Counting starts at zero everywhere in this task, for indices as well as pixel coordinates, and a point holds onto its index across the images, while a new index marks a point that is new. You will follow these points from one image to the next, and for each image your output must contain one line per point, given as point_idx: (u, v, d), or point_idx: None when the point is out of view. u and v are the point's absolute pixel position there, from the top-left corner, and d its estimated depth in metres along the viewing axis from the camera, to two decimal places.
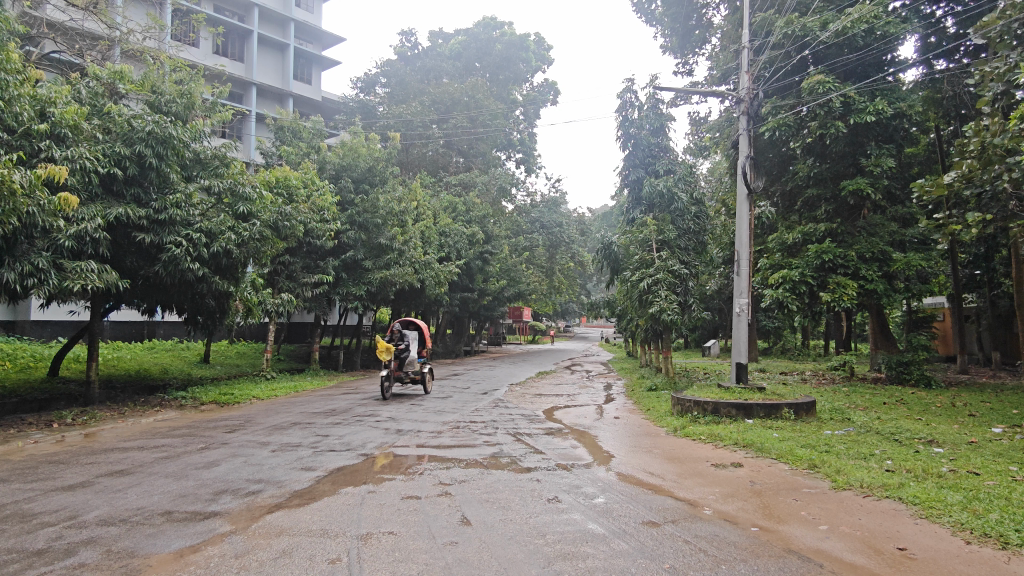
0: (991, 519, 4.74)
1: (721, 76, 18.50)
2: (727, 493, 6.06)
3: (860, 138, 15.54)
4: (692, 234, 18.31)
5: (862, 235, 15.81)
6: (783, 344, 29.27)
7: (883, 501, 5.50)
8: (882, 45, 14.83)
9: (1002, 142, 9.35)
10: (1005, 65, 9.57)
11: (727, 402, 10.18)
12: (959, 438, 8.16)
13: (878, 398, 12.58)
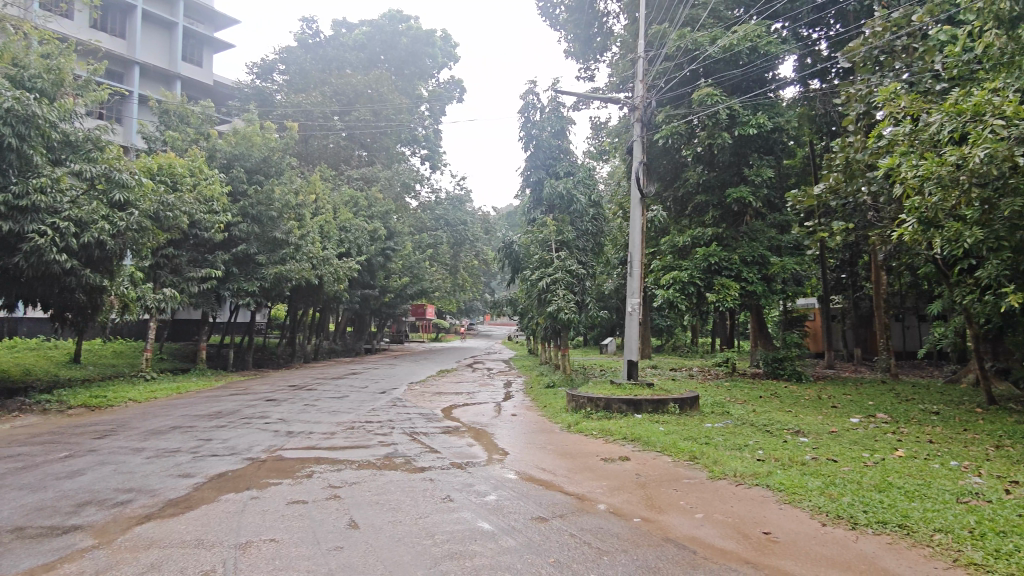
0: (843, 502, 5.20)
1: (619, 83, 19.21)
2: (613, 486, 6.29)
3: (743, 150, 16.54)
4: (591, 235, 18.85)
5: (745, 239, 16.89)
6: (674, 342, 30.71)
7: (752, 489, 5.90)
8: (763, 62, 15.85)
9: (863, 158, 10.30)
10: (866, 88, 10.54)
11: (618, 398, 10.55)
12: (822, 428, 8.91)
13: (756, 392, 13.47)
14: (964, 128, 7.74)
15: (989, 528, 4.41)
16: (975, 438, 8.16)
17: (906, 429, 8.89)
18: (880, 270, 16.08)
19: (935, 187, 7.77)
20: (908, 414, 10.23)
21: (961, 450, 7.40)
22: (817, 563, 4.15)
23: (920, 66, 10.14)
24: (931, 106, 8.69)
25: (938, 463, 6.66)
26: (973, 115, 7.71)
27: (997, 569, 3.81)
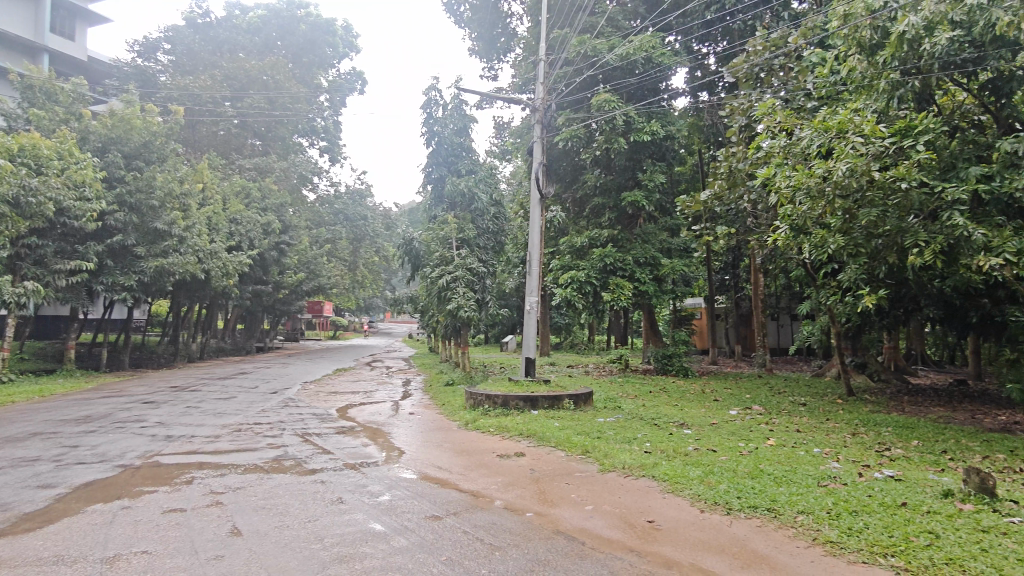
0: (720, 489, 5.54)
1: (522, 85, 19.49)
2: (508, 482, 6.37)
3: (637, 155, 17.21)
4: (491, 234, 18.94)
5: (638, 241, 17.62)
6: (572, 340, 31.49)
7: (639, 480, 6.17)
8: (656, 72, 16.57)
9: (744, 168, 11.03)
10: (748, 102, 11.29)
11: (515, 394, 10.69)
12: (704, 420, 9.47)
13: (646, 387, 14.10)
14: (830, 143, 8.47)
15: (844, 508, 4.86)
16: (836, 426, 8.96)
17: (777, 419, 9.62)
18: (758, 272, 17.27)
19: (805, 197, 8.45)
20: (779, 405, 11.09)
21: (824, 438, 8.10)
22: (695, 548, 4.39)
23: (794, 85, 10.99)
24: (802, 123, 9.44)
25: (804, 451, 7.25)
26: (838, 132, 8.44)
27: (850, 545, 4.20)
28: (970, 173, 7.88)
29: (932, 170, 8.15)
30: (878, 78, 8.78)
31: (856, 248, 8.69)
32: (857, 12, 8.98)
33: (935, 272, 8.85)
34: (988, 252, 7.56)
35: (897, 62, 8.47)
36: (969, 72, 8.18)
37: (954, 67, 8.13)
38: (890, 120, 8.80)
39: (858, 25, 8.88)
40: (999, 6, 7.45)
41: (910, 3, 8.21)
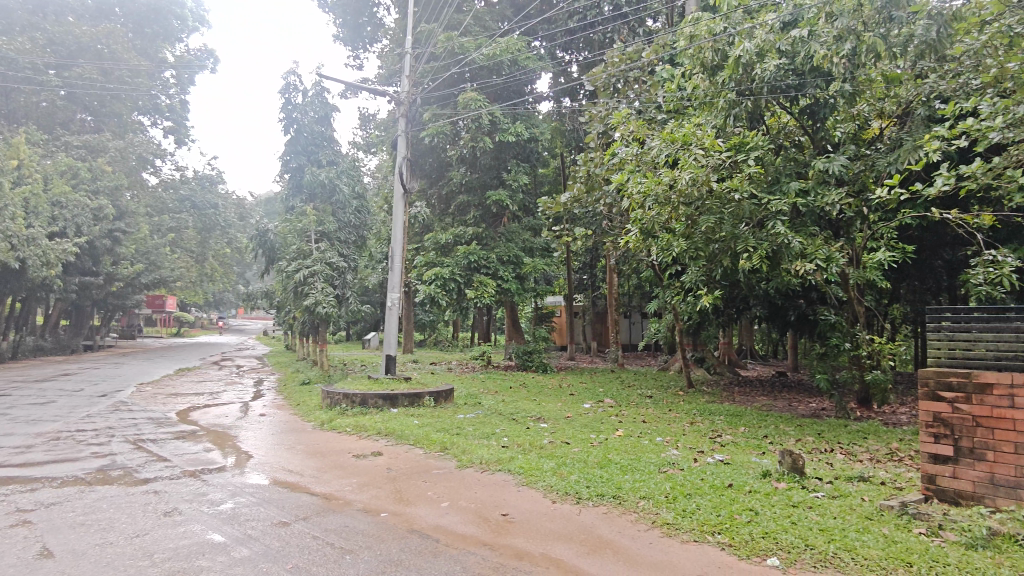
0: (571, 480, 5.77)
1: (386, 76, 19.28)
2: (363, 482, 6.22)
3: (502, 155, 17.68)
4: (353, 228, 18.38)
5: (502, 240, 17.93)
6: (436, 337, 31.37)
7: (495, 474, 6.28)
8: (521, 75, 17.07)
9: (601, 173, 11.56)
10: (605, 111, 11.89)
11: (374, 393, 10.46)
12: (559, 414, 9.83)
13: (507, 383, 14.38)
14: (676, 154, 9.11)
15: (679, 491, 5.25)
16: (676, 416, 9.67)
17: (626, 411, 10.22)
18: (613, 272, 18.22)
19: (654, 203, 9.06)
20: (629, 398, 11.76)
21: (666, 427, 8.72)
22: (546, 538, 4.54)
23: (646, 98, 11.71)
24: (653, 133, 10.08)
25: (648, 440, 7.76)
26: (682, 143, 9.10)
27: (684, 526, 4.55)
28: (791, 188, 8.84)
29: (761, 183, 9.04)
30: (718, 96, 9.63)
31: (697, 252, 9.43)
32: (701, 34, 9.77)
33: (761, 275, 9.82)
34: (804, 258, 8.55)
35: (733, 83, 9.32)
36: (791, 97, 9.10)
37: (779, 91, 9.05)
38: (726, 135, 9.65)
39: (702, 46, 9.64)
40: (817, 41, 8.51)
41: (746, 30, 9.10)
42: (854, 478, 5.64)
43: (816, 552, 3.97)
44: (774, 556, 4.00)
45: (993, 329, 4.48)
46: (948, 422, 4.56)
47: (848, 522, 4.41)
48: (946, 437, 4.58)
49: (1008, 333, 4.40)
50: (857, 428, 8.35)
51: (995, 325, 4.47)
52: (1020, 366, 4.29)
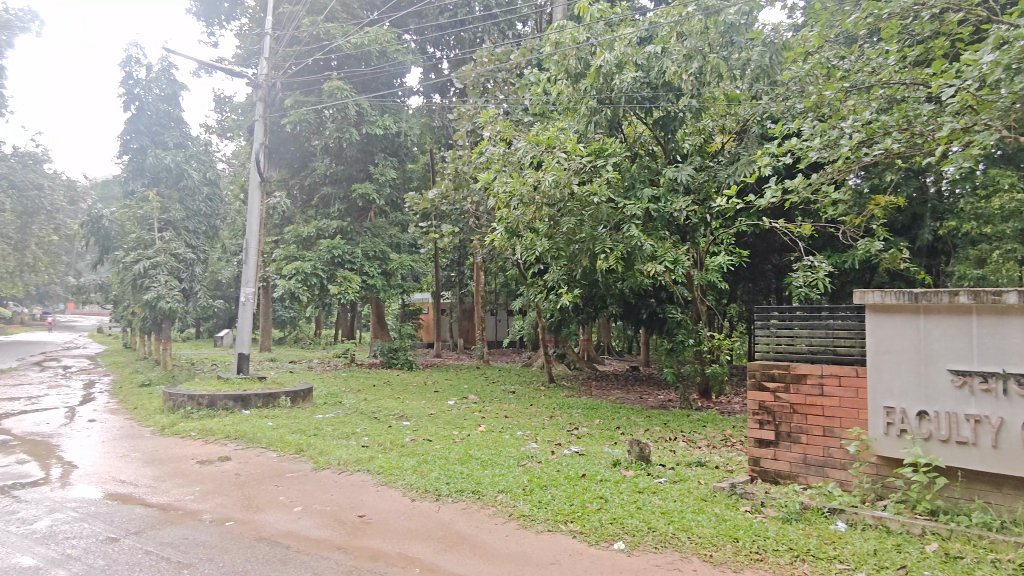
0: (431, 477, 5.75)
1: (245, 57, 18.14)
2: (208, 490, 5.80)
3: (369, 148, 17.36)
4: (203, 217, 17.08)
5: (368, 235, 17.50)
6: (296, 334, 29.96)
7: (354, 474, 6.11)
8: (390, 67, 16.80)
9: (469, 171, 11.63)
10: (473, 109, 11.97)
11: (223, 394, 9.79)
12: (423, 412, 9.75)
13: (370, 381, 14.04)
14: (540, 156, 9.37)
15: (536, 483, 5.41)
16: (536, 410, 9.98)
17: (489, 407, 10.36)
18: (480, 270, 18.40)
19: (518, 203, 9.29)
20: (492, 394, 11.95)
21: (527, 421, 8.95)
22: (403, 537, 4.49)
23: (514, 99, 11.94)
24: (519, 135, 10.31)
25: (509, 434, 7.93)
26: (547, 146, 9.39)
27: (539, 517, 4.69)
28: (644, 194, 9.42)
29: (618, 187, 9.55)
30: (580, 103, 10.03)
31: (558, 252, 9.75)
32: (565, 41, 10.11)
33: (617, 275, 10.36)
34: (654, 260, 9.17)
35: (595, 91, 9.77)
36: (646, 108, 9.60)
37: (636, 102, 9.53)
38: (587, 141, 10.11)
39: (566, 53, 9.99)
40: (669, 57, 9.22)
41: (607, 41, 9.55)
42: (692, 463, 6.12)
43: (657, 534, 4.27)
44: (620, 540, 4.24)
45: (808, 324, 5.01)
46: (771, 410, 5.08)
47: (686, 504, 4.77)
48: (769, 423, 5.10)
49: (821, 328, 4.94)
50: (697, 417, 9.08)
51: (810, 322, 5.01)
52: (829, 358, 4.84)
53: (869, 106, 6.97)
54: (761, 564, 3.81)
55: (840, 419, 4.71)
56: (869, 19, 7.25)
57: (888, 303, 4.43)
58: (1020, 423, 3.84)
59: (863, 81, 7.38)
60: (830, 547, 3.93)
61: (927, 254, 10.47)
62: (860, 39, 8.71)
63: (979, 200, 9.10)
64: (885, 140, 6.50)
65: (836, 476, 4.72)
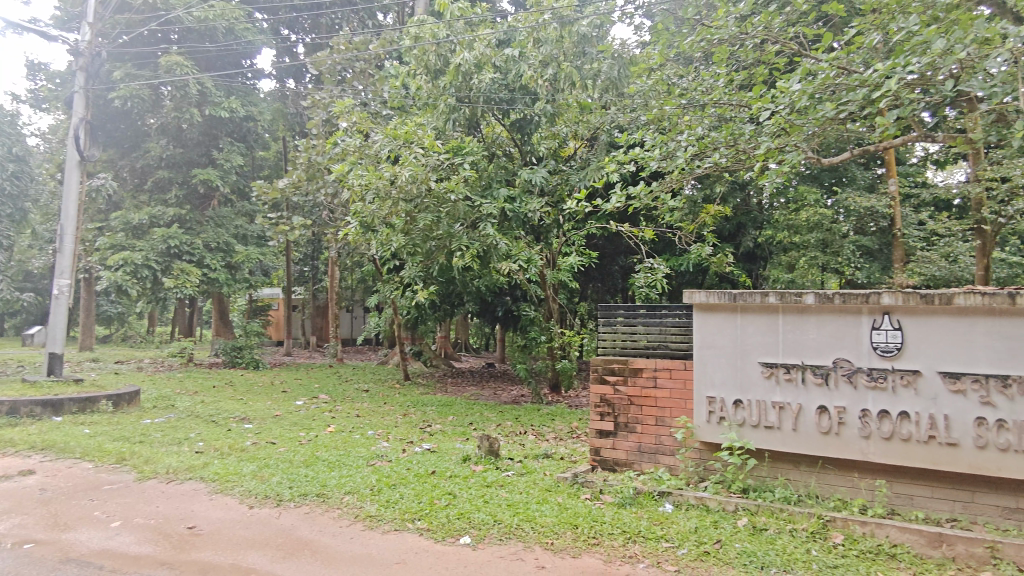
0: (272, 482, 5.46)
1: (63, 20, 16.11)
2: (3, 510, 5.06)
3: (212, 130, 16.11)
4: (8, 198, 14.92)
5: (210, 224, 16.19)
6: (124, 332, 27.13)
7: (184, 484, 5.64)
8: (237, 46, 15.76)
9: (322, 162, 11.16)
10: (327, 98, 11.51)
11: (29, 399, 8.56)
12: (267, 414, 9.20)
13: (209, 382, 13.02)
14: (397, 151, 9.25)
15: (385, 483, 5.32)
16: (390, 409, 9.81)
17: (340, 406, 10.03)
18: (335, 265, 17.74)
19: (374, 197, 9.08)
20: (344, 393, 11.59)
21: (379, 420, 8.77)
22: (237, 547, 4.22)
23: (372, 91, 11.64)
24: (376, 128, 10.10)
25: (359, 434, 7.71)
26: (404, 140, 9.26)
27: (386, 516, 4.62)
28: (500, 194, 9.59)
29: (475, 186, 9.65)
30: (439, 99, 10.01)
31: (414, 248, 9.64)
32: (425, 36, 10.02)
33: (473, 273, 10.47)
34: (509, 259, 9.38)
35: (453, 89, 9.83)
36: (503, 110, 9.87)
37: (494, 103, 9.80)
38: (445, 139, 10.11)
39: (425, 48, 9.93)
40: (525, 62, 9.54)
41: (467, 41, 9.64)
42: (539, 455, 6.34)
43: (502, 526, 4.37)
44: (466, 534, 4.29)
45: (644, 323, 5.38)
46: (610, 402, 5.38)
47: (530, 495, 4.93)
48: (609, 414, 5.39)
49: (655, 327, 5.32)
50: (547, 411, 9.43)
51: (646, 319, 5.36)
52: (662, 354, 5.23)
53: (701, 123, 7.61)
54: (597, 547, 4.03)
55: (670, 409, 5.11)
56: (701, 44, 7.91)
57: (712, 301, 4.87)
58: (814, 407, 4.40)
59: (697, 99, 8.00)
60: (658, 527, 4.25)
61: (750, 258, 11.63)
62: (695, 60, 9.49)
63: (790, 212, 10.27)
64: (713, 154, 7.12)
65: (666, 462, 5.11)
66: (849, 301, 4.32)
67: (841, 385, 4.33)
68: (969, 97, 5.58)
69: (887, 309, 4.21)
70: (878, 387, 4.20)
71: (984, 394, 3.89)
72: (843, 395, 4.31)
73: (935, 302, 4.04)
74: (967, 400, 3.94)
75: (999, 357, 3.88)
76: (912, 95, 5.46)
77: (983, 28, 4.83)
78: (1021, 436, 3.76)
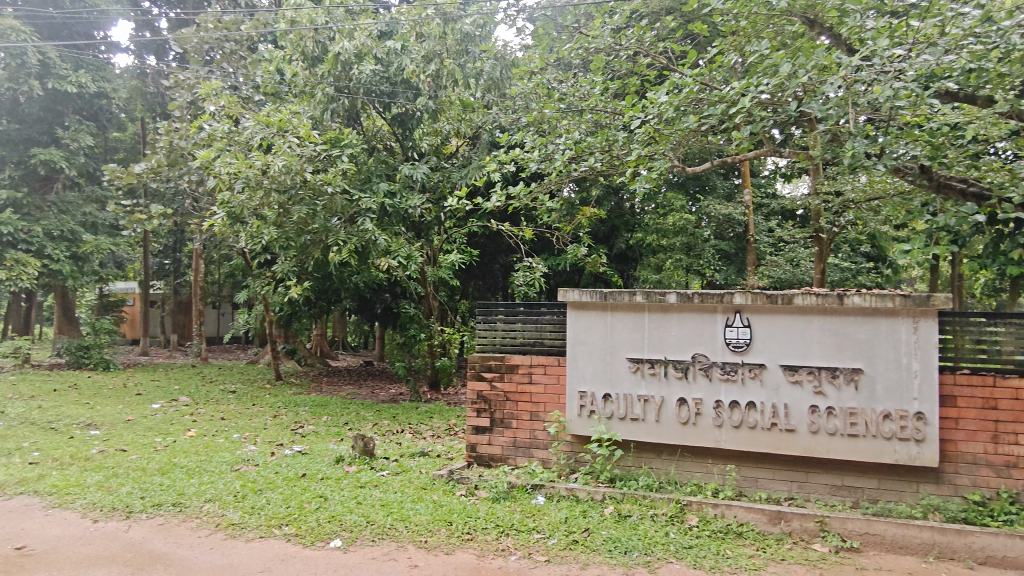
0: (121, 492, 5.01)
1: None
2: None
3: (56, 106, 14.49)
4: None
5: (52, 210, 14.54)
6: None
7: (13, 499, 5.03)
8: (87, 14, 14.28)
9: (186, 146, 10.36)
10: (193, 79, 10.70)
11: None
12: (117, 418, 8.41)
13: (48, 385, 11.70)
14: (271, 139, 8.79)
15: (250, 488, 5.04)
16: (258, 410, 9.31)
17: (203, 409, 9.38)
18: (200, 258, 16.53)
19: (243, 187, 8.57)
20: (208, 395, 10.84)
21: (246, 423, 8.30)
22: (78, 566, 3.84)
23: (243, 74, 10.97)
24: (247, 113, 9.53)
25: (223, 438, 7.25)
26: (278, 129, 8.80)
27: (250, 524, 4.38)
28: (380, 188, 9.38)
29: (354, 180, 9.37)
30: (316, 88, 9.59)
31: (287, 242, 9.20)
32: (301, 21, 9.59)
33: (351, 269, 10.16)
34: (388, 255, 9.20)
35: (331, 78, 9.48)
36: (385, 103, 9.71)
37: (374, 96, 9.55)
38: (322, 129, 9.73)
39: (303, 34, 9.49)
40: (408, 56, 9.41)
41: (347, 29, 9.33)
42: (415, 454, 6.28)
43: (375, 527, 4.29)
44: (337, 537, 4.17)
45: (519, 321, 5.42)
46: (487, 399, 5.43)
47: (405, 494, 4.88)
48: (485, 410, 5.44)
49: (530, 324, 5.39)
50: (425, 409, 9.37)
51: (522, 316, 5.44)
52: (537, 350, 5.33)
53: (579, 127, 7.89)
54: (471, 543, 4.07)
55: (544, 404, 5.24)
56: (580, 52, 8.18)
57: (584, 300, 5.05)
58: (675, 400, 4.71)
59: (574, 104, 8.26)
60: (530, 519, 4.36)
61: (622, 259, 12.15)
62: (574, 67, 9.81)
63: (659, 217, 10.87)
64: (589, 158, 7.39)
65: (539, 455, 5.25)
66: (706, 300, 4.65)
67: (698, 378, 4.66)
68: (810, 118, 6.16)
69: (738, 308, 4.58)
70: (730, 379, 4.57)
71: (817, 384, 4.35)
72: (700, 387, 4.64)
73: (779, 302, 4.46)
74: (803, 390, 4.38)
75: (830, 351, 4.35)
76: (762, 113, 5.96)
77: (822, 57, 5.37)
78: (846, 421, 4.25)
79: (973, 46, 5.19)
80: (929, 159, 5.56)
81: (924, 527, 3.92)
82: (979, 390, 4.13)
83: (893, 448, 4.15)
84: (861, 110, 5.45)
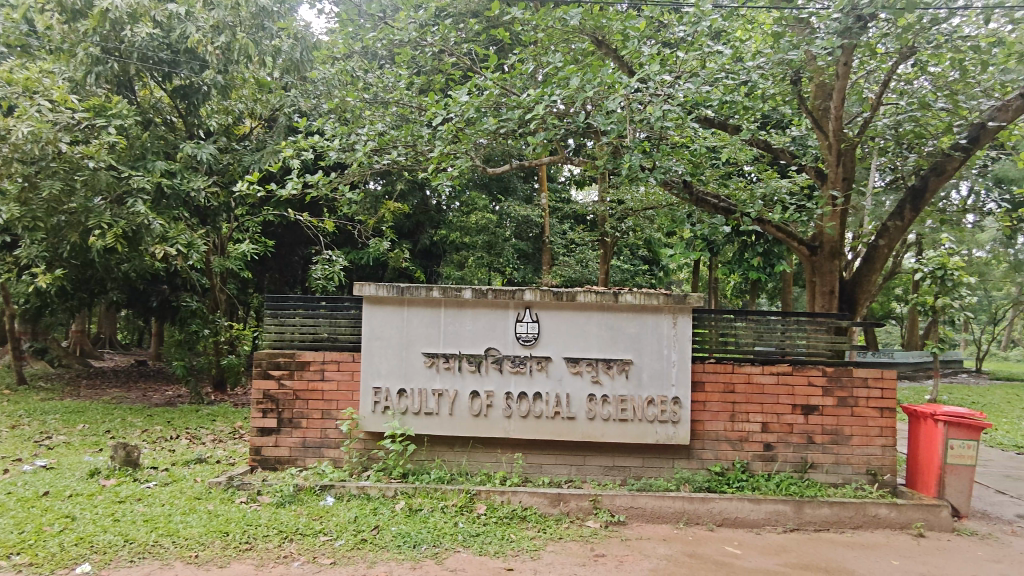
0: None
1: None
2: None
3: None
4: None
5: None
6: None
7: None
8: None
9: None
10: None
11: None
12: None
13: None
14: (13, 100, 7.42)
15: None
16: None
17: None
18: None
19: None
20: None
21: None
22: None
23: None
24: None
25: None
26: (23, 88, 7.44)
27: None
28: (156, 166, 8.37)
29: (123, 156, 8.26)
30: (76, 46, 8.27)
31: (34, 222, 7.84)
32: None
33: (118, 256, 8.93)
34: (164, 241, 8.24)
35: (97, 37, 8.22)
36: (164, 72, 8.70)
37: (151, 63, 8.47)
38: (84, 94, 8.42)
39: None
40: (193, 23, 8.49)
41: None
42: (190, 461, 5.72)
43: (134, 546, 3.82)
44: (85, 562, 3.63)
45: (313, 316, 5.17)
46: (274, 398, 5.10)
47: (174, 507, 4.41)
48: (272, 410, 5.10)
49: (324, 320, 5.16)
50: (207, 412, 8.57)
51: (316, 311, 5.17)
52: (331, 347, 5.12)
53: (383, 119, 7.71)
54: (249, 552, 3.80)
55: (337, 402, 5.07)
56: (383, 43, 8.06)
57: (381, 294, 4.95)
58: (468, 393, 4.83)
59: (378, 95, 8.06)
60: (316, 522, 4.18)
61: (426, 256, 12.20)
62: (380, 58, 9.62)
63: (463, 215, 11.10)
64: (391, 152, 7.29)
65: (330, 455, 5.07)
66: (499, 296, 4.83)
67: (490, 371, 4.83)
68: (595, 132, 6.67)
69: (528, 304, 4.83)
70: (518, 371, 4.80)
71: (594, 374, 4.74)
72: (491, 379, 4.81)
73: (563, 299, 4.77)
74: (582, 380, 4.75)
75: (606, 344, 4.76)
76: (555, 123, 6.33)
77: (605, 75, 5.85)
78: (617, 407, 4.70)
79: (724, 80, 6.13)
80: (690, 175, 6.25)
81: (677, 498, 4.46)
82: (722, 376, 4.79)
83: (654, 430, 4.68)
84: (638, 127, 6.00)
